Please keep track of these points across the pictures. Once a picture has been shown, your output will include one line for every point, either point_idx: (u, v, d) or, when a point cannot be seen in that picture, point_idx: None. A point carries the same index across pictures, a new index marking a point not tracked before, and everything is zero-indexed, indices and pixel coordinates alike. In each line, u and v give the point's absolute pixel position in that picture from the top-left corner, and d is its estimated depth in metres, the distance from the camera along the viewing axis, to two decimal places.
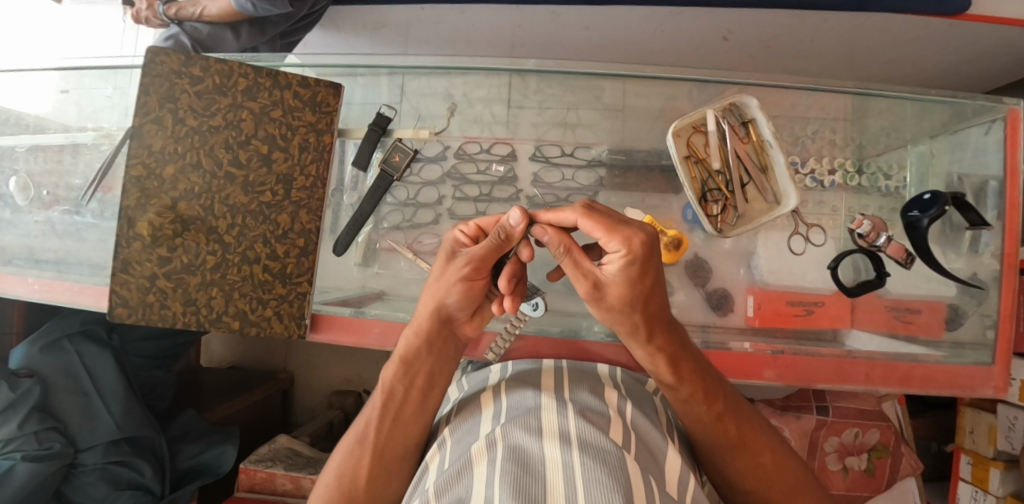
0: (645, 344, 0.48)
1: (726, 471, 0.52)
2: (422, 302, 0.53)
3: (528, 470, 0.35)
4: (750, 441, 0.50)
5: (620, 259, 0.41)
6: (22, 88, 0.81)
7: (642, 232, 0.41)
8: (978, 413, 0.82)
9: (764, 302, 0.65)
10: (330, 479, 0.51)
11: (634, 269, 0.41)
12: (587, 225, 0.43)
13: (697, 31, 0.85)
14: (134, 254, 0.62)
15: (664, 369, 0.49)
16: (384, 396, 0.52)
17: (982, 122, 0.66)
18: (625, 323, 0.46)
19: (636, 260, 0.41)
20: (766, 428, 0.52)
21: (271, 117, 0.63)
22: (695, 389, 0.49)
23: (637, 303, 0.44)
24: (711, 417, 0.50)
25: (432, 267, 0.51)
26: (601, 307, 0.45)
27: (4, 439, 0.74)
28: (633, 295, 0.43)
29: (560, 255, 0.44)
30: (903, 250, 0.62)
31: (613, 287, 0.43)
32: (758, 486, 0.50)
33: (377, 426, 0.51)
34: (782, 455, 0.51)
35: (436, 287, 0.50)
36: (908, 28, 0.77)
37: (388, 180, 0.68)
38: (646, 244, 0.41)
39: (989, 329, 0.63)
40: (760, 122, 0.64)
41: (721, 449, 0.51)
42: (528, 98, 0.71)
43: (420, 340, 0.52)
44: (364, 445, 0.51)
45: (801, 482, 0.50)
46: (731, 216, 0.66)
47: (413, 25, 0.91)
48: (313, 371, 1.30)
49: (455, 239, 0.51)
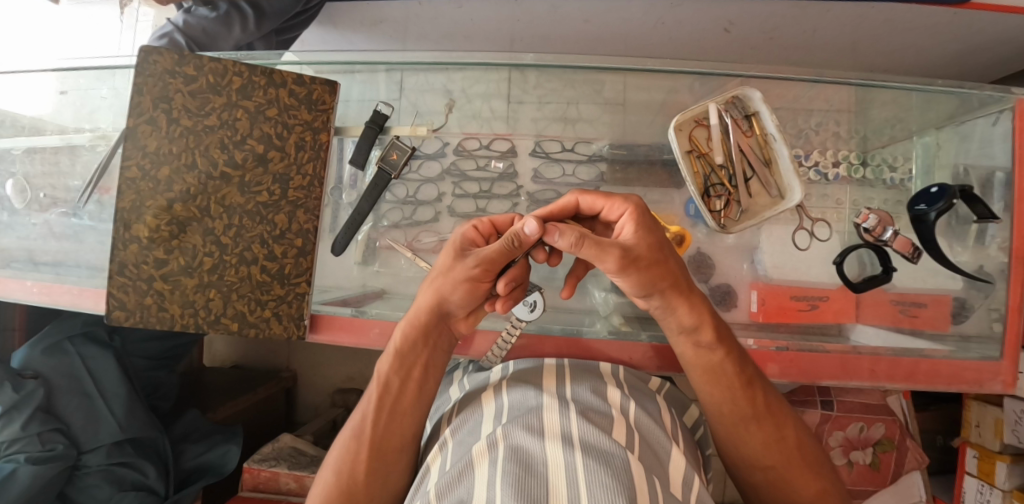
0: (686, 301, 0.48)
1: (742, 447, 0.51)
2: (420, 296, 0.52)
3: (531, 471, 0.35)
4: (774, 411, 0.50)
5: (629, 217, 0.47)
6: (20, 89, 0.80)
7: (634, 197, 0.49)
8: (984, 406, 0.81)
9: (768, 297, 0.64)
10: (330, 475, 0.50)
11: (643, 220, 0.47)
12: (587, 200, 0.50)
13: (698, 23, 0.84)
14: (131, 256, 0.61)
15: (705, 326, 0.49)
16: (381, 386, 0.52)
17: (990, 112, 0.64)
18: (666, 277, 0.46)
19: (641, 211, 0.47)
20: (787, 403, 0.53)
21: (266, 116, 0.62)
22: (730, 349, 0.50)
23: (664, 251, 0.46)
24: (743, 382, 0.50)
25: (439, 263, 0.51)
26: (642, 265, 0.44)
27: (8, 440, 0.75)
28: (657, 240, 0.46)
29: (577, 246, 0.42)
30: (910, 244, 0.61)
31: (642, 236, 0.45)
32: (778, 459, 0.49)
33: (373, 418, 0.51)
34: (800, 430, 0.51)
35: (438, 282, 0.50)
36: (914, 18, 0.76)
37: (386, 178, 0.68)
38: (642, 201, 0.48)
39: (995, 322, 0.62)
40: (763, 115, 0.63)
41: (746, 419, 0.50)
42: (527, 92, 0.70)
43: (419, 330, 0.52)
44: (361, 439, 0.51)
45: (816, 457, 0.50)
46: (735, 212, 0.65)
47: (411, 21, 0.90)
48: (316, 370, 1.30)
49: (466, 237, 0.51)
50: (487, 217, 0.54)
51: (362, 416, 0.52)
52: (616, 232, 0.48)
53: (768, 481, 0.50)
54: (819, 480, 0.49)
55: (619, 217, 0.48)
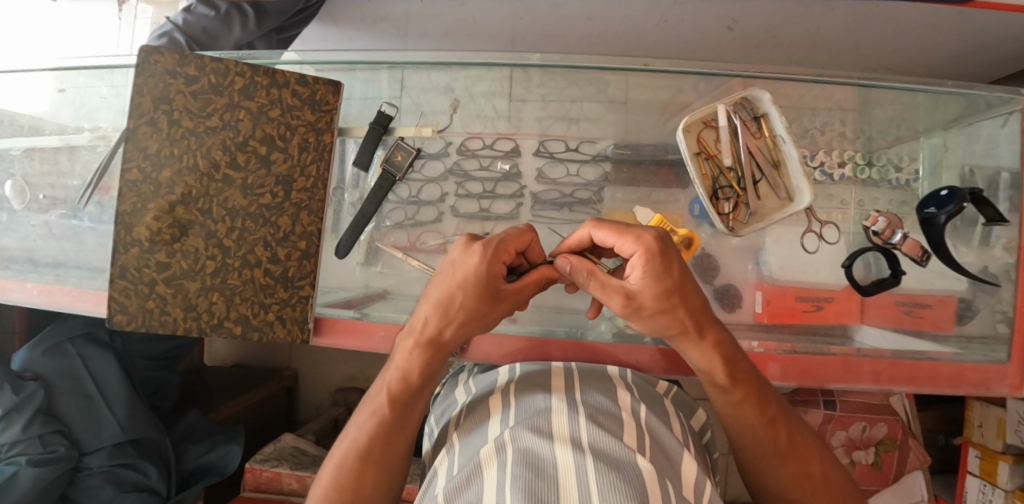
0: (697, 345, 0.47)
1: (766, 479, 0.50)
2: (441, 328, 0.48)
3: (540, 474, 0.35)
4: (800, 447, 0.49)
5: (638, 261, 0.42)
6: (19, 88, 0.79)
7: (649, 231, 0.43)
8: (987, 406, 0.81)
9: (774, 298, 0.64)
10: (324, 489, 0.47)
11: (655, 265, 0.43)
12: (600, 234, 0.46)
13: (702, 21, 0.83)
14: (133, 259, 0.61)
15: (717, 369, 0.48)
16: (395, 407, 0.49)
17: (998, 113, 0.64)
18: (674, 325, 0.46)
19: (653, 256, 0.42)
20: (816, 439, 0.51)
21: (269, 116, 0.62)
22: (749, 390, 0.49)
23: (673, 298, 0.44)
24: (763, 421, 0.49)
25: (468, 305, 0.47)
26: (646, 313, 0.45)
27: (7, 443, 0.73)
28: (667, 287, 0.43)
29: (586, 281, 0.47)
30: (919, 247, 0.61)
31: (648, 286, 0.43)
32: (803, 495, 0.48)
33: (381, 437, 0.49)
34: (828, 465, 0.49)
35: (470, 324, 0.49)
36: (919, 17, 0.75)
37: (390, 180, 0.67)
38: (656, 240, 0.42)
39: (1000, 323, 0.62)
40: (772, 116, 0.63)
41: (768, 454, 0.49)
42: (531, 91, 0.70)
43: (440, 359, 0.50)
44: (368, 457, 0.48)
45: (845, 493, 0.48)
46: (743, 214, 0.65)
47: (412, 18, 0.89)
48: (317, 369, 1.30)
49: (497, 275, 0.47)
50: (507, 242, 0.48)
51: (367, 433, 0.49)
52: (626, 274, 0.45)
53: None
54: None
55: (630, 256, 0.44)
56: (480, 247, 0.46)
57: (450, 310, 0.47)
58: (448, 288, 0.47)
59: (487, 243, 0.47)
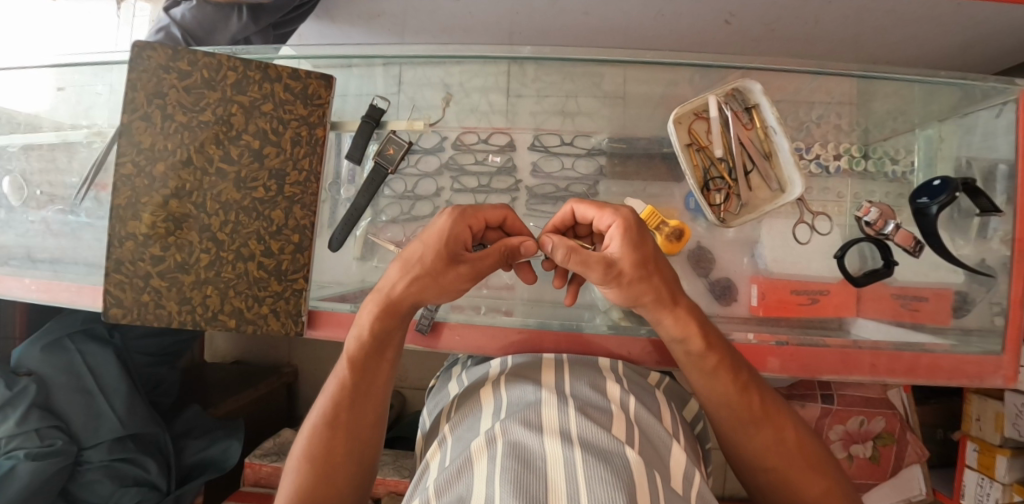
0: (672, 312, 0.49)
1: (745, 449, 0.50)
2: (395, 287, 0.49)
3: (529, 466, 0.35)
4: (772, 414, 0.50)
5: (617, 230, 0.47)
6: (19, 86, 0.80)
7: (626, 206, 0.48)
8: (985, 399, 0.81)
9: (768, 291, 0.64)
10: (300, 460, 0.49)
11: (632, 234, 0.47)
12: (582, 209, 0.50)
13: (699, 15, 0.83)
14: (127, 253, 0.61)
15: (693, 336, 0.49)
16: (354, 370, 0.51)
17: (993, 104, 0.64)
18: (649, 293, 0.47)
19: (630, 225, 0.47)
20: (788, 407, 0.52)
21: (261, 111, 0.62)
22: (722, 357, 0.49)
23: (650, 267, 0.47)
24: (737, 389, 0.49)
25: (426, 261, 0.49)
26: (624, 281, 0.46)
27: (5, 437, 0.75)
28: (643, 255, 0.46)
29: (565, 259, 0.45)
30: (911, 237, 0.61)
31: (627, 252, 0.46)
32: (778, 462, 0.49)
33: (344, 402, 0.50)
34: (800, 429, 0.50)
35: (425, 285, 0.49)
36: (917, 9, 0.75)
37: (382, 173, 0.68)
38: (632, 213, 0.47)
39: (997, 315, 0.61)
40: (764, 107, 0.63)
41: (744, 421, 0.50)
42: (526, 86, 0.70)
43: (397, 325, 0.51)
44: (334, 423, 0.50)
45: (817, 456, 0.49)
46: (734, 205, 0.65)
47: (410, 15, 0.90)
48: (316, 366, 1.30)
49: (457, 233, 0.50)
50: (476, 210, 0.51)
51: (332, 400, 0.51)
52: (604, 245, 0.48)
53: (771, 482, 0.49)
54: (826, 484, 0.48)
55: (609, 227, 0.48)
56: (448, 209, 0.50)
57: (410, 266, 0.50)
58: (412, 248, 0.50)
59: (456, 207, 0.51)
